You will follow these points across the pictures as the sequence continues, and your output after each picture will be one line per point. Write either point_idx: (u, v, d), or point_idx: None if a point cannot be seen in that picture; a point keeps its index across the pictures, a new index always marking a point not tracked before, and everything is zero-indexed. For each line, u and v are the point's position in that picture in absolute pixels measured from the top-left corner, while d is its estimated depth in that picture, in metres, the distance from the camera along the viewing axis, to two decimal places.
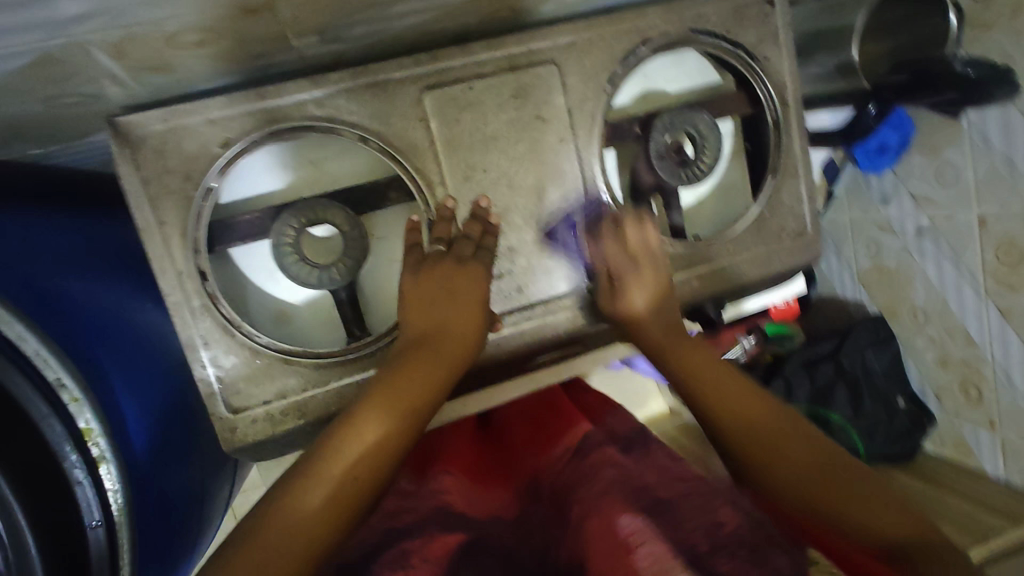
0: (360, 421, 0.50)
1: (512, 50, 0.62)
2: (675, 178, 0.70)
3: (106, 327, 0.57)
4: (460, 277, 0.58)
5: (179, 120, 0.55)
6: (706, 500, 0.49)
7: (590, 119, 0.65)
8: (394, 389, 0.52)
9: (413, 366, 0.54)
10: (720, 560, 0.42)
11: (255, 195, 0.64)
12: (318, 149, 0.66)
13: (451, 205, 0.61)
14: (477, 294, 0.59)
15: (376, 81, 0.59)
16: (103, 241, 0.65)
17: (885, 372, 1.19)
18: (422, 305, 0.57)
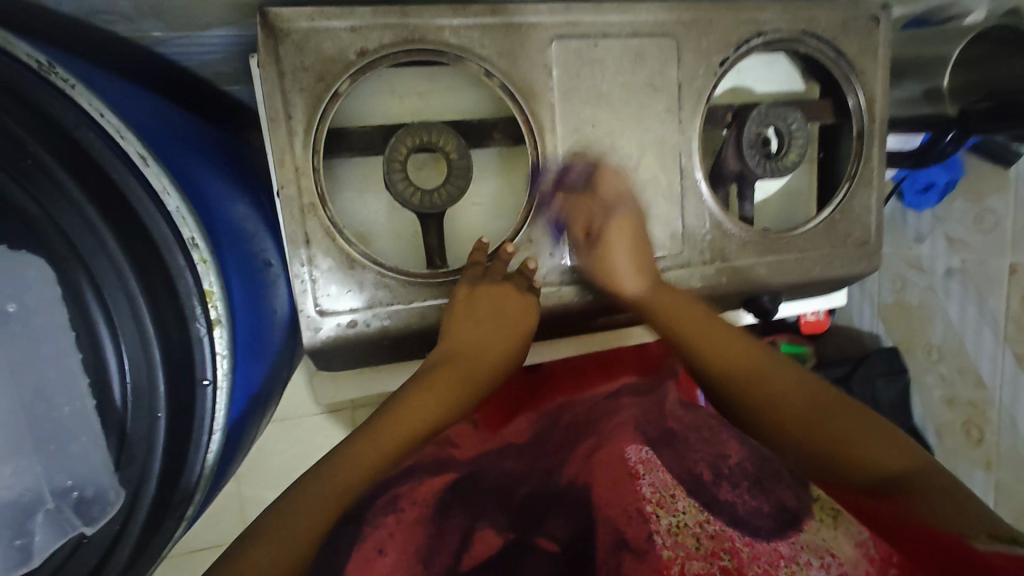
0: (416, 395, 0.57)
1: (639, 16, 0.65)
2: (761, 169, 0.73)
3: (215, 207, 0.58)
4: (508, 297, 0.63)
5: (324, 22, 0.57)
6: None
7: (697, 96, 0.68)
8: (436, 388, 0.58)
9: (436, 380, 0.59)
10: (722, 488, 0.54)
11: (360, 113, 0.65)
12: (426, 81, 0.67)
13: (511, 250, 0.64)
14: (519, 317, 0.64)
15: (511, 21, 0.62)
16: (205, 136, 0.66)
17: (892, 403, 1.24)
18: (462, 326, 0.62)
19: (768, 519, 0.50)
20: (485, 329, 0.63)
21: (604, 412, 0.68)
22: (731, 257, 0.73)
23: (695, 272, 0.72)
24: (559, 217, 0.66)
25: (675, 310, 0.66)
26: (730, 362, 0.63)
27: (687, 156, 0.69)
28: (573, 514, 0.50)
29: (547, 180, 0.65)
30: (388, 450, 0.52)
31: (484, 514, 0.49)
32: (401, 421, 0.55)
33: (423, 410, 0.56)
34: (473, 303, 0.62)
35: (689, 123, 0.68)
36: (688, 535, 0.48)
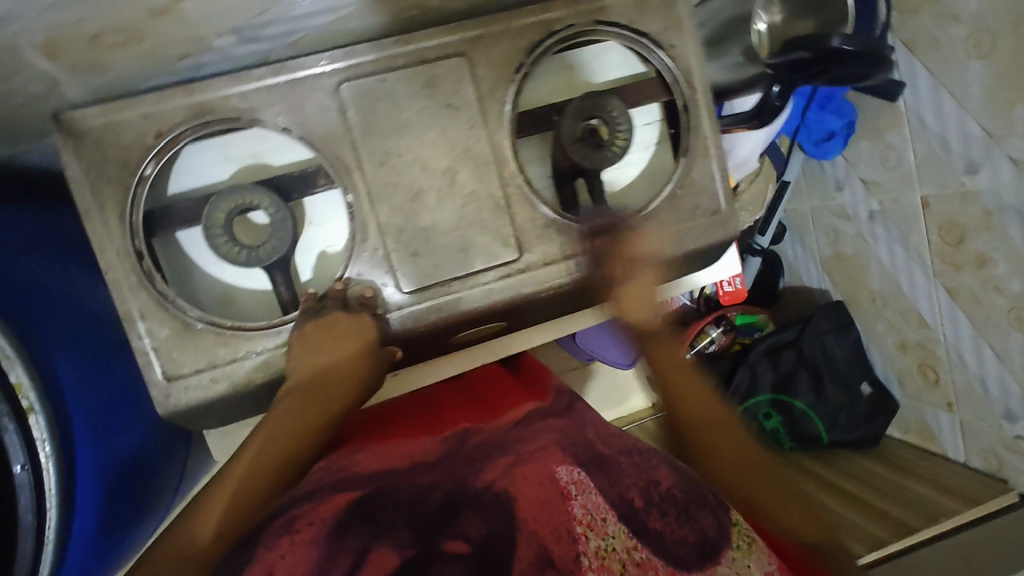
0: (279, 417, 0.63)
1: (422, 44, 0.67)
2: (589, 160, 0.73)
3: (62, 297, 0.64)
4: (349, 322, 0.66)
5: (115, 115, 0.62)
6: (645, 462, 0.64)
7: (499, 106, 0.69)
8: (278, 417, 0.63)
9: (278, 412, 0.64)
10: (651, 515, 0.57)
11: (200, 184, 0.71)
12: (257, 142, 0.71)
13: (340, 286, 0.67)
14: (359, 335, 0.67)
15: (294, 77, 0.65)
16: (64, 230, 0.72)
17: (845, 358, 1.21)
18: (309, 353, 0.66)
19: (692, 547, 0.55)
20: (325, 349, 0.66)
21: (519, 437, 0.66)
22: (573, 253, 0.74)
23: (537, 274, 0.73)
24: (383, 247, 0.69)
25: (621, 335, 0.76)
26: (698, 405, 0.74)
27: (503, 165, 0.70)
28: (495, 517, 0.55)
29: (363, 217, 0.68)
30: (256, 482, 0.59)
31: (388, 532, 0.53)
32: (256, 445, 0.61)
33: (279, 436, 0.62)
34: (320, 329, 0.66)
35: (498, 133, 0.70)
36: (614, 559, 0.52)
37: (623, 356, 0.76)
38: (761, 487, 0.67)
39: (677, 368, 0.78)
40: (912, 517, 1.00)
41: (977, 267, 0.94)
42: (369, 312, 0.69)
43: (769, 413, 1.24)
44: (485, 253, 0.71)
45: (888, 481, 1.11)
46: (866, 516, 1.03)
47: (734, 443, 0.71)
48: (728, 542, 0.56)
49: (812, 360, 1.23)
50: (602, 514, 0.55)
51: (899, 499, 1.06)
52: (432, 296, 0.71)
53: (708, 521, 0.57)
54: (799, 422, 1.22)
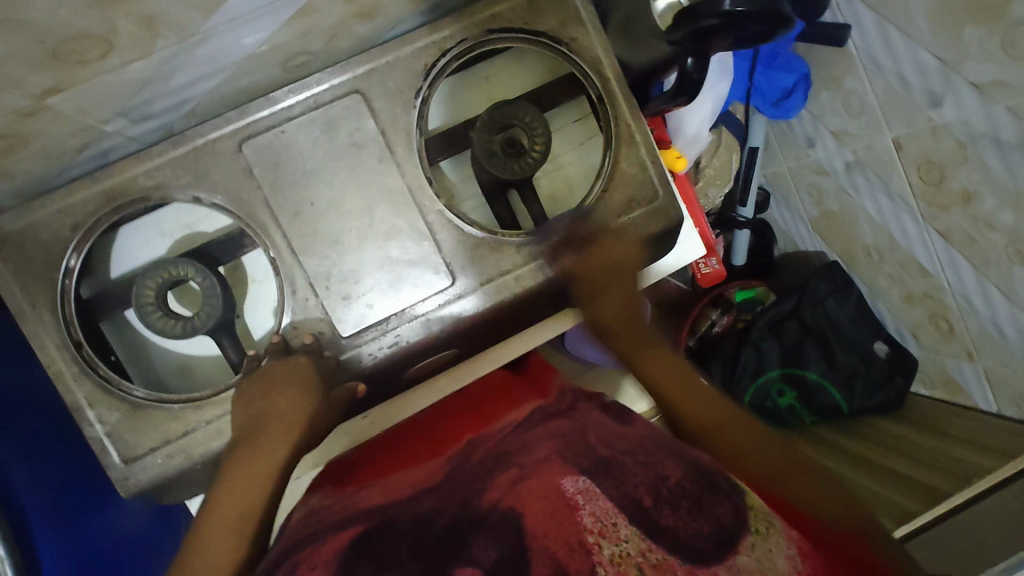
0: (239, 472, 0.58)
1: (314, 88, 0.67)
2: (508, 172, 0.71)
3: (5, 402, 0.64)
4: (284, 368, 0.65)
5: (31, 216, 0.64)
6: (651, 457, 0.55)
7: (404, 134, 0.68)
8: (248, 471, 0.59)
9: (240, 470, 0.59)
10: (663, 512, 0.48)
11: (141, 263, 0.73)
12: (185, 213, 0.72)
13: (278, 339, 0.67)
14: (305, 374, 0.65)
15: (196, 146, 0.66)
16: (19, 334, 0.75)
17: (852, 320, 1.13)
18: (252, 402, 0.64)
19: (710, 539, 0.46)
20: (269, 395, 0.64)
21: (521, 443, 0.60)
22: (511, 268, 0.71)
23: (477, 296, 0.70)
24: (314, 297, 0.68)
25: (654, 357, 0.71)
26: (692, 406, 0.66)
27: (420, 191, 0.69)
28: (505, 536, 0.46)
29: (288, 269, 0.68)
30: (229, 546, 0.53)
31: (393, 568, 0.45)
32: (227, 507, 0.56)
33: (247, 489, 0.57)
34: (264, 381, 0.65)
35: (408, 162, 0.68)
36: (632, 565, 0.43)
37: (663, 358, 0.71)
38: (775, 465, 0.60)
39: (661, 356, 0.71)
40: (949, 485, 0.90)
41: (964, 204, 0.86)
42: (313, 360, 0.66)
43: (783, 391, 1.18)
44: (417, 284, 0.69)
45: (922, 448, 1.01)
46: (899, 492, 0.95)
47: (742, 426, 0.64)
48: (746, 528, 0.48)
49: (817, 328, 1.16)
50: (610, 519, 0.47)
51: (937, 465, 0.95)
52: (373, 338, 0.69)
53: (723, 509, 0.49)
54: (816, 395, 1.14)
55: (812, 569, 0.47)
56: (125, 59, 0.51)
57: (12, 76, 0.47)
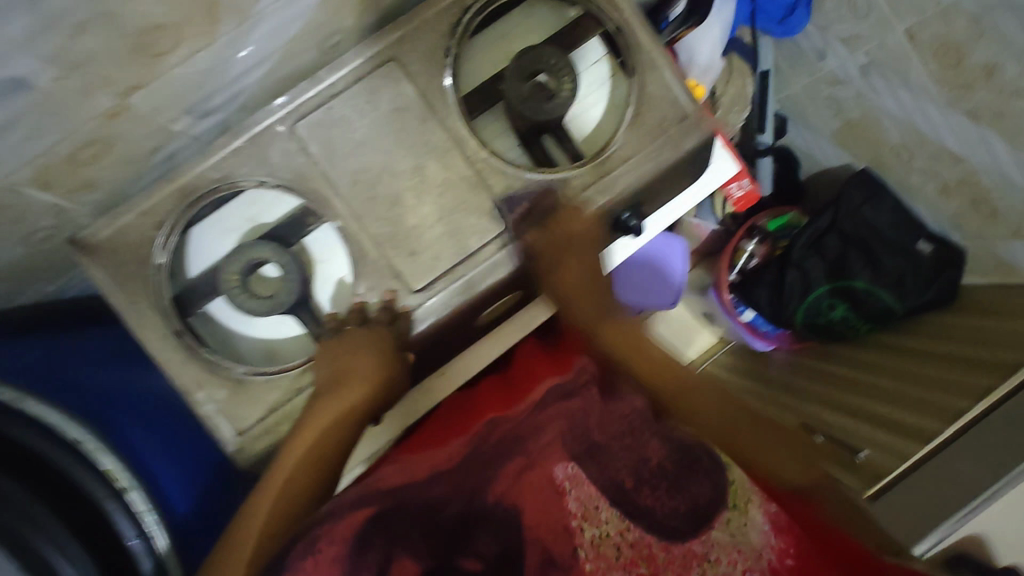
0: (307, 429, 0.66)
1: (353, 62, 0.71)
2: (544, 113, 0.74)
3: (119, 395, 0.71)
4: (360, 334, 0.72)
5: (118, 220, 0.69)
6: (633, 442, 0.66)
7: (441, 92, 0.72)
8: (313, 423, 0.66)
9: (307, 426, 0.66)
10: (642, 494, 0.63)
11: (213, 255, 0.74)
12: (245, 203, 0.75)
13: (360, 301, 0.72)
14: (379, 341, 0.71)
15: (254, 133, 0.71)
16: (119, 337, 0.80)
17: (891, 223, 1.15)
18: (330, 360, 0.71)
19: (682, 515, 0.63)
20: (355, 357, 0.70)
21: (534, 429, 0.65)
22: (560, 203, 0.75)
23: (533, 234, 0.74)
24: (384, 258, 0.72)
25: (581, 299, 0.78)
26: (652, 375, 0.75)
27: (465, 144, 0.73)
28: (504, 533, 0.60)
29: (355, 235, 0.72)
30: (286, 499, 0.63)
31: (403, 540, 0.59)
32: (286, 472, 0.64)
33: (305, 445, 0.65)
34: (352, 344, 0.71)
35: (449, 118, 0.72)
36: (608, 545, 0.61)
37: (597, 315, 0.78)
38: (743, 425, 0.72)
39: (591, 319, 0.78)
40: (989, 377, 0.90)
41: (987, 79, 0.87)
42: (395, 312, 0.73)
43: (833, 304, 1.20)
44: (476, 231, 0.73)
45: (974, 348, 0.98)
46: (929, 397, 0.96)
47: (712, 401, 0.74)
48: (721, 504, 0.64)
49: (856, 237, 1.18)
50: (592, 505, 0.63)
51: (941, 388, 0.96)
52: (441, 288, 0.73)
53: (699, 491, 0.64)
54: (864, 302, 1.16)
55: (783, 546, 0.63)
56: (193, 48, 0.56)
57: (103, 75, 0.52)
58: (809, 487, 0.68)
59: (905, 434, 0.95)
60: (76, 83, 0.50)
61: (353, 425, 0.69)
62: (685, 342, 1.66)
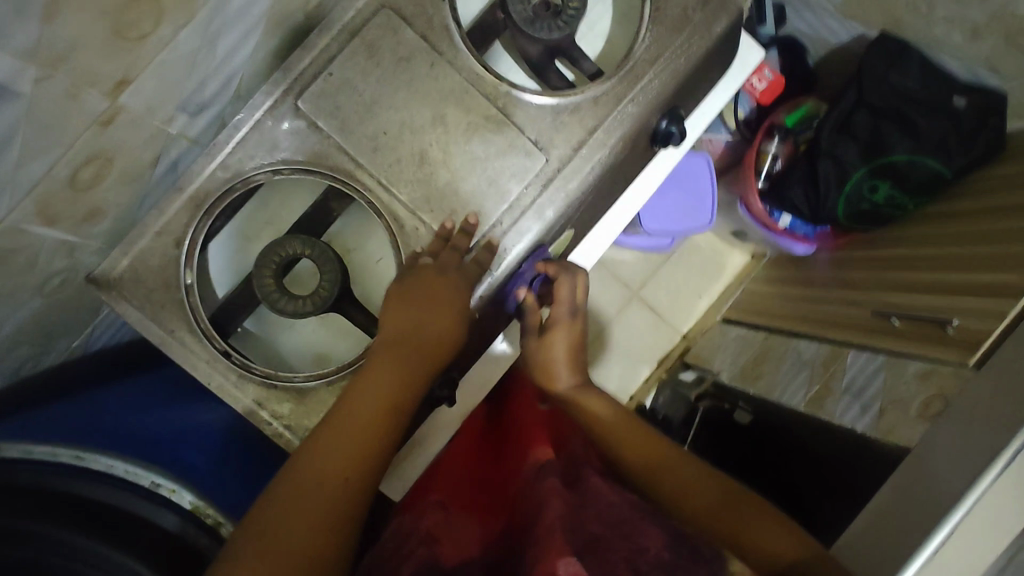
0: (367, 384, 0.60)
1: (344, 19, 0.64)
2: (556, 31, 0.69)
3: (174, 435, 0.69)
4: (437, 282, 0.64)
5: (134, 247, 0.63)
6: (629, 528, 0.50)
7: (445, 30, 0.66)
8: (380, 370, 0.60)
9: (378, 369, 0.60)
10: None
11: (238, 271, 0.73)
12: (263, 210, 0.74)
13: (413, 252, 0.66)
14: (454, 301, 0.65)
15: (256, 120, 0.64)
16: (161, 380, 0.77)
17: (922, 83, 1.08)
18: (397, 314, 0.64)
19: None
20: (422, 307, 0.63)
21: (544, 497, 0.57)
22: (595, 125, 0.69)
23: (574, 164, 0.68)
24: (425, 224, 0.67)
25: (625, 434, 0.72)
26: (656, 462, 0.68)
27: (481, 82, 0.67)
28: None
29: (387, 206, 0.66)
30: (347, 455, 0.55)
31: None
32: (349, 416, 0.57)
33: (372, 396, 0.59)
34: (424, 285, 0.64)
35: (458, 57, 0.66)
36: None
37: (610, 404, 0.75)
38: (716, 502, 0.61)
39: (615, 416, 0.73)
40: None
41: None
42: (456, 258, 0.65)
43: (876, 186, 1.14)
44: (514, 174, 0.67)
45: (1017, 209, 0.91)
46: (976, 271, 0.90)
47: (643, 441, 0.71)
48: None
49: (887, 108, 1.11)
50: None
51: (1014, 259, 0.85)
52: (502, 238, 0.68)
53: None
54: (910, 175, 1.09)
55: None
56: (176, 24, 0.50)
57: (87, 70, 0.45)
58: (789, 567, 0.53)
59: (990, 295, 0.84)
60: (61, 84, 0.44)
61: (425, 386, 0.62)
62: (718, 267, 1.63)
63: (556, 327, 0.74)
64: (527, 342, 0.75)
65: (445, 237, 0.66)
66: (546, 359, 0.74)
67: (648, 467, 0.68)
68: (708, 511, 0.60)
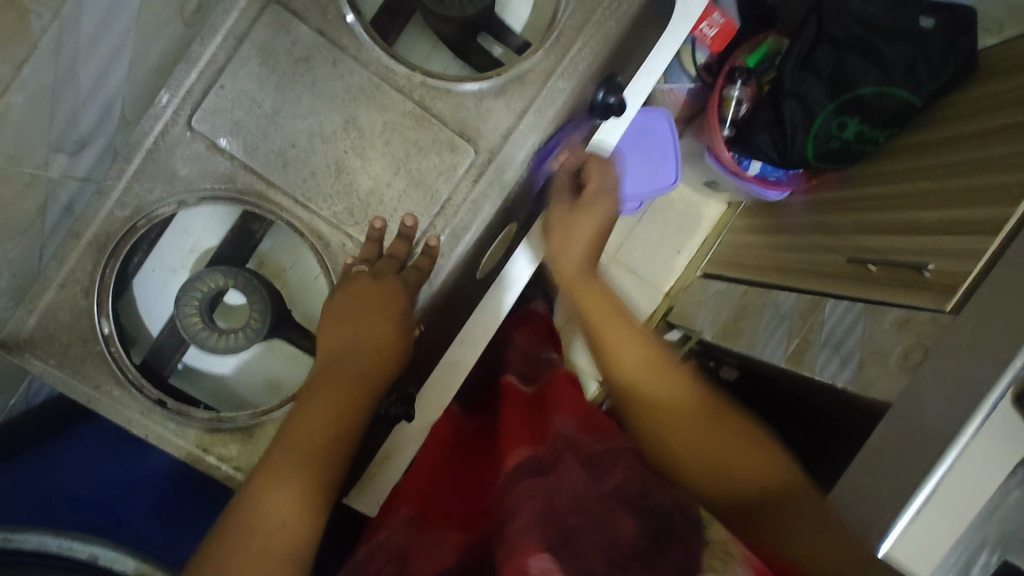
0: (317, 398, 0.52)
1: (227, 23, 0.57)
2: (467, 8, 0.62)
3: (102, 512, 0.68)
4: (377, 288, 0.57)
5: (39, 302, 0.58)
6: (598, 510, 0.48)
7: (343, 23, 0.59)
8: (328, 384, 0.53)
9: (327, 382, 0.53)
10: None
11: (167, 303, 0.70)
12: (185, 237, 0.70)
13: (350, 263, 0.60)
14: (394, 301, 0.58)
15: (148, 149, 0.58)
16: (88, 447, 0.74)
17: (884, 9, 1.01)
18: (336, 323, 0.57)
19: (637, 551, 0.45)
20: (355, 323, 0.57)
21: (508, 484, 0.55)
22: (524, 107, 0.63)
23: (505, 154, 0.63)
24: (352, 236, 0.61)
25: (616, 337, 0.67)
26: (642, 374, 0.65)
27: (392, 75, 0.60)
28: None
29: (308, 224, 0.61)
30: (302, 475, 0.49)
31: None
32: (296, 438, 0.50)
33: (324, 412, 0.51)
34: (352, 298, 0.57)
35: (362, 51, 0.59)
36: None
37: (609, 303, 0.69)
38: (715, 423, 0.62)
39: (608, 321, 0.68)
40: None
41: None
42: (393, 266, 0.59)
43: (844, 123, 1.07)
44: (441, 172, 0.62)
45: (1002, 132, 0.84)
46: (956, 206, 0.85)
47: (634, 347, 0.66)
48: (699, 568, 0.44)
49: (851, 38, 1.03)
50: None
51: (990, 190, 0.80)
52: (446, 236, 0.62)
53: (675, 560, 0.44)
54: (879, 108, 1.03)
55: None
56: (15, 60, 0.44)
57: None
58: (765, 499, 0.56)
59: (968, 234, 0.79)
60: None
61: (376, 394, 0.55)
62: (693, 220, 1.58)
63: (584, 214, 0.71)
64: (554, 223, 0.71)
65: (379, 245, 0.60)
66: (573, 237, 0.70)
67: (643, 399, 0.64)
68: (707, 441, 0.61)
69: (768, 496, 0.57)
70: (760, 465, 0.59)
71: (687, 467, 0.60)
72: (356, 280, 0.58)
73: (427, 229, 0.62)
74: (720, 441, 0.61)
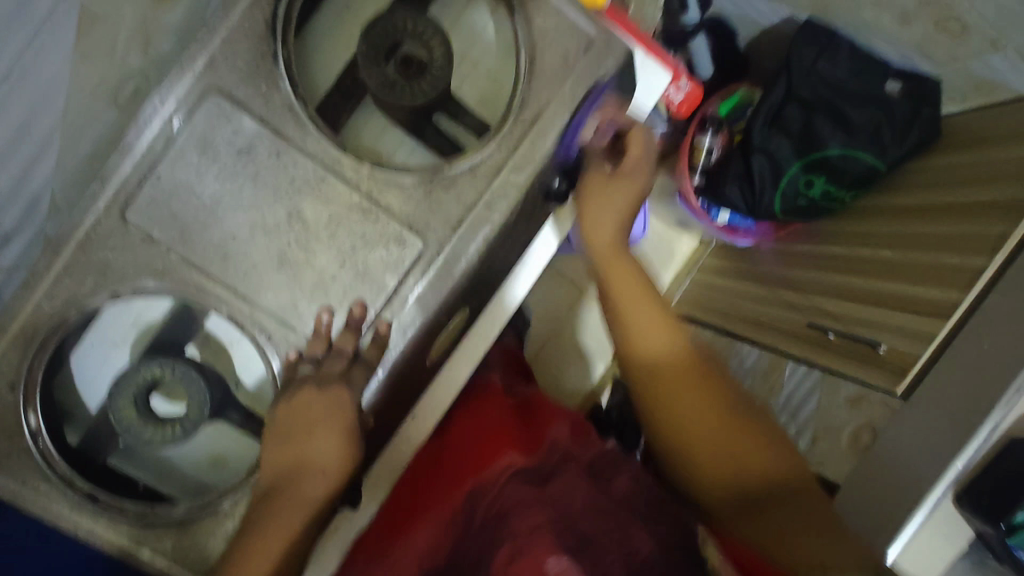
0: (268, 526, 0.54)
1: (163, 113, 0.55)
2: (420, 96, 0.60)
3: None
4: (325, 407, 0.56)
5: None
6: (615, 522, 0.50)
7: (288, 113, 0.57)
8: (275, 514, 0.54)
9: (274, 515, 0.54)
10: None
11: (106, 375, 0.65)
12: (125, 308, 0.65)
13: (294, 356, 0.59)
14: (342, 421, 0.56)
15: (78, 241, 0.56)
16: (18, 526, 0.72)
17: (851, 74, 1.03)
18: (280, 442, 0.56)
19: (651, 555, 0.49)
20: (298, 444, 0.55)
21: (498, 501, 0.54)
22: (476, 199, 0.61)
23: (455, 246, 0.61)
24: (293, 328, 0.59)
25: (637, 307, 0.66)
26: (676, 401, 0.63)
27: (339, 165, 0.59)
28: None
29: (250, 317, 0.59)
30: None
31: None
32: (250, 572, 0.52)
33: (274, 543, 0.53)
34: (297, 412, 0.56)
35: (308, 141, 0.58)
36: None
37: (633, 271, 0.67)
38: (743, 434, 0.61)
39: (635, 293, 0.66)
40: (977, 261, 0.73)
41: None
42: (336, 365, 0.58)
43: (811, 181, 1.06)
44: (389, 265, 0.60)
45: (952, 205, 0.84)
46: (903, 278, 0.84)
47: (650, 315, 0.66)
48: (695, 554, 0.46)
49: (817, 99, 1.05)
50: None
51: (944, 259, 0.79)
52: (395, 331, 0.60)
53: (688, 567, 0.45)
54: (845, 170, 1.02)
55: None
56: None
57: None
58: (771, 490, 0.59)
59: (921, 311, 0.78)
60: None
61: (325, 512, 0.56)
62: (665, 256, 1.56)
63: (617, 189, 0.66)
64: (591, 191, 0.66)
65: (327, 342, 0.59)
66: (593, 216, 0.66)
67: (677, 411, 0.63)
68: (730, 454, 0.61)
69: (774, 483, 0.59)
70: (769, 465, 0.60)
71: (712, 488, 0.61)
72: (302, 390, 0.57)
73: (377, 323, 0.60)
74: (740, 446, 0.61)
